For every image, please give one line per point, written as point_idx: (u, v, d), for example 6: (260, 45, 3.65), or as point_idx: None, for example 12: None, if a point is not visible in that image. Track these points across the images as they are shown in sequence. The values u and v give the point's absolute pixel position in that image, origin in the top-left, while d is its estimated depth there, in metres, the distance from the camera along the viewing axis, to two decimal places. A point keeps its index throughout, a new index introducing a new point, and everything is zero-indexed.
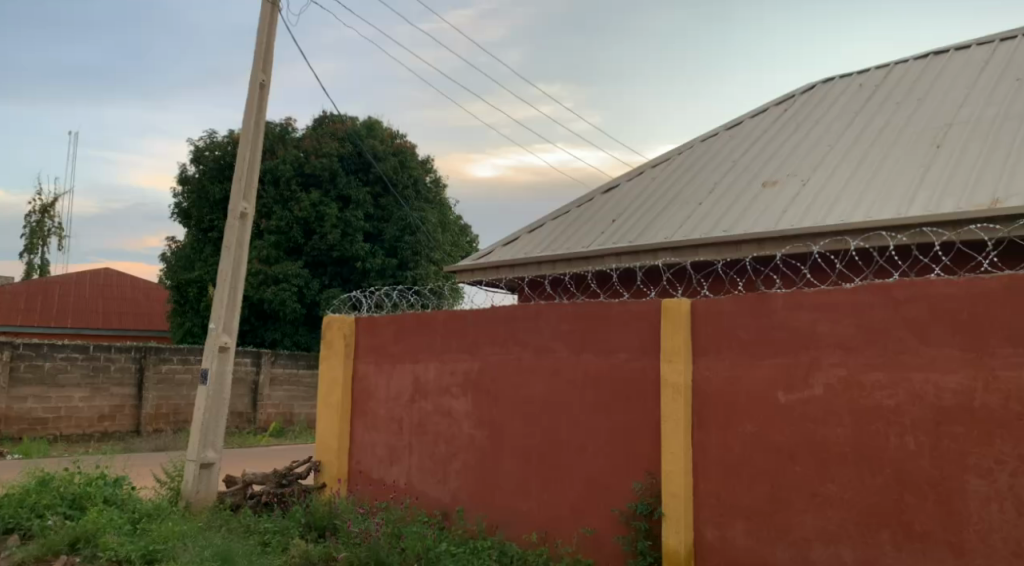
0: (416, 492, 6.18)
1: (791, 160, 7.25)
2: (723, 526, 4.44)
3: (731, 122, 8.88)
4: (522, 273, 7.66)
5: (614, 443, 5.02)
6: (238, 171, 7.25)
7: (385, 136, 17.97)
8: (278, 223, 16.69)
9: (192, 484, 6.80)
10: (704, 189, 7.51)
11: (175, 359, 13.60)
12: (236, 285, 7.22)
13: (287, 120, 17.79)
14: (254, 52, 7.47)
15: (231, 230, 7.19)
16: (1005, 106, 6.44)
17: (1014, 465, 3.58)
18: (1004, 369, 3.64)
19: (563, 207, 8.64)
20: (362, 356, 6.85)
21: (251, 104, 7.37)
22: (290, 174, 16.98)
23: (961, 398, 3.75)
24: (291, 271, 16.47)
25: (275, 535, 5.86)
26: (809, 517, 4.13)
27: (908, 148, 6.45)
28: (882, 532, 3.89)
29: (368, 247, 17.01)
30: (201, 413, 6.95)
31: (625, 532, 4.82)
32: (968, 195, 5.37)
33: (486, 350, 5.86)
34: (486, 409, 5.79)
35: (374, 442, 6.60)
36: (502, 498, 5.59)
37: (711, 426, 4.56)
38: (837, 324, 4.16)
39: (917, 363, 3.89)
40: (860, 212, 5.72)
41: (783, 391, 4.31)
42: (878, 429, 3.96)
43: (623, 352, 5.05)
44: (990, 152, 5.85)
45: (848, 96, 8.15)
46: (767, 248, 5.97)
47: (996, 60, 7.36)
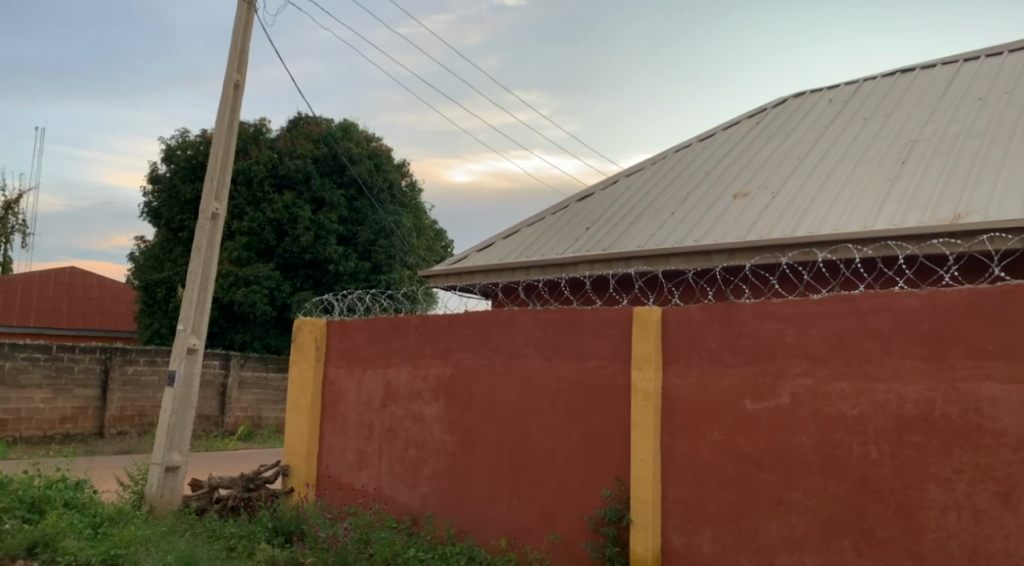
0: (385, 497, 6.17)
1: (762, 173, 7.36)
2: (690, 533, 4.50)
3: (703, 134, 9.01)
4: (496, 279, 7.69)
5: (584, 450, 5.05)
6: (210, 171, 7.21)
7: (360, 139, 17.95)
8: (249, 224, 16.60)
9: (156, 488, 6.73)
10: (676, 199, 7.60)
11: (141, 360, 13.45)
12: (206, 286, 7.15)
13: (261, 121, 17.62)
14: (229, 51, 7.43)
15: (203, 230, 7.14)
16: (967, 123, 6.61)
17: (971, 473, 3.67)
18: (964, 380, 3.74)
19: (538, 214, 8.70)
20: (334, 360, 6.83)
21: (224, 104, 7.33)
22: (263, 175, 16.82)
23: (922, 408, 3.83)
24: (262, 273, 16.35)
25: (241, 539, 5.81)
26: (775, 524, 4.19)
27: (875, 163, 6.59)
28: (844, 539, 3.96)
29: (341, 250, 16.97)
30: (167, 415, 6.89)
31: (594, 538, 4.86)
32: (932, 209, 5.50)
33: (458, 356, 5.88)
34: (458, 415, 5.80)
35: (344, 447, 6.57)
36: (472, 504, 5.60)
37: (681, 434, 4.62)
38: (804, 334, 4.24)
39: (880, 374, 3.98)
40: (828, 224, 5.83)
41: (750, 399, 4.38)
42: (842, 438, 4.04)
43: (594, 358, 5.10)
44: (954, 168, 5.99)
45: (818, 110, 8.30)
46: (737, 258, 6.06)
47: (959, 79, 7.55)
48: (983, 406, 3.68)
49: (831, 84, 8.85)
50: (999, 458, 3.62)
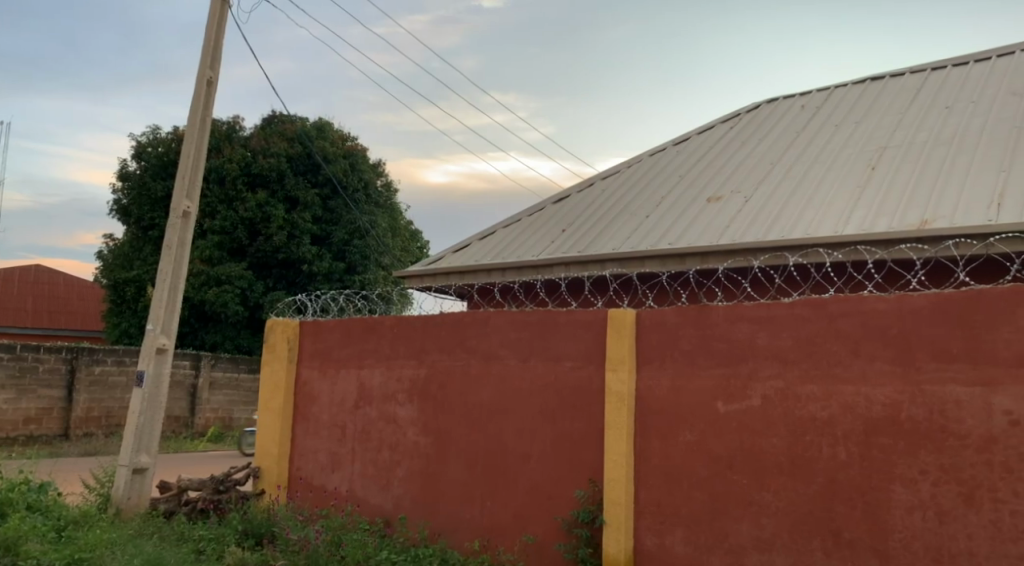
0: (357, 499, 6.16)
1: (735, 177, 7.45)
2: (662, 533, 4.54)
3: (678, 138, 9.09)
4: (472, 281, 7.70)
5: (558, 451, 5.08)
6: (182, 169, 7.14)
7: (335, 138, 17.85)
8: (222, 223, 16.40)
9: (123, 490, 6.65)
10: (651, 203, 7.66)
11: (108, 361, 13.29)
12: (177, 286, 7.08)
13: (234, 119, 17.44)
14: (203, 48, 7.37)
15: (174, 228, 7.07)
16: (935, 131, 6.74)
17: (936, 475, 3.74)
18: (929, 383, 3.82)
19: (514, 216, 8.73)
20: (307, 361, 6.79)
21: (197, 101, 7.27)
22: (236, 174, 16.62)
23: (889, 410, 3.91)
24: (234, 273, 16.21)
25: (211, 542, 5.76)
26: (745, 525, 4.25)
27: (846, 168, 6.70)
28: (813, 539, 4.02)
29: (315, 250, 16.91)
30: (136, 416, 6.81)
31: (567, 540, 4.89)
32: (900, 215, 5.60)
33: (433, 357, 5.88)
34: (432, 416, 5.80)
35: (317, 449, 6.54)
36: (445, 506, 5.60)
37: (654, 435, 4.67)
38: (775, 337, 4.30)
39: (849, 377, 4.04)
40: (799, 228, 5.92)
41: (722, 401, 4.43)
42: (812, 440, 4.10)
43: (569, 360, 5.12)
44: (922, 174, 6.11)
45: (790, 116, 8.41)
46: (710, 262, 6.12)
47: (926, 88, 7.69)
48: (948, 408, 3.76)
49: (803, 90, 8.98)
50: (963, 459, 3.70)
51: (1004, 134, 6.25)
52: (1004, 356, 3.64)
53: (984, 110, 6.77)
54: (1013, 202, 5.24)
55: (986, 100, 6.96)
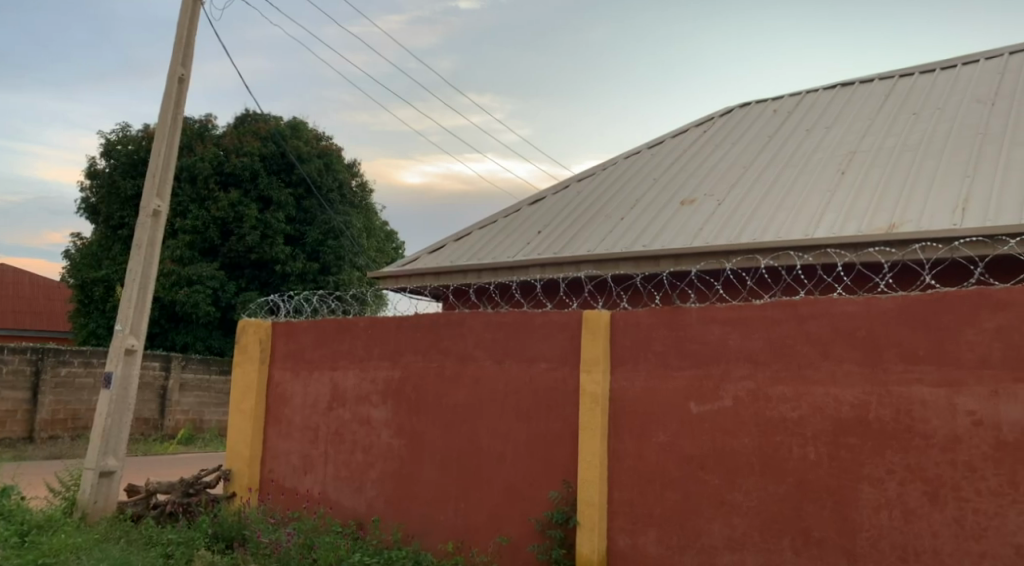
0: (330, 501, 6.13)
1: (708, 180, 7.53)
2: (635, 534, 4.58)
3: (652, 141, 9.17)
4: (447, 282, 7.71)
5: (532, 452, 5.10)
6: (152, 167, 7.07)
7: (310, 137, 17.75)
8: (193, 223, 16.21)
9: (89, 494, 6.57)
10: (626, 205, 7.72)
11: (75, 362, 13.09)
12: (146, 286, 7.01)
13: (206, 117, 17.28)
14: (174, 45, 7.31)
15: (144, 227, 6.99)
16: (903, 136, 6.86)
17: (902, 474, 3.82)
18: (896, 384, 3.89)
19: (489, 217, 8.75)
20: (279, 363, 6.75)
21: (168, 98, 7.20)
22: (208, 173, 16.45)
23: (857, 411, 3.98)
24: (206, 273, 16.05)
25: (179, 546, 5.68)
26: (716, 524, 4.30)
27: (817, 172, 6.80)
28: (783, 539, 4.08)
29: (289, 250, 16.82)
30: (103, 418, 6.72)
31: (541, 541, 4.91)
32: (869, 218, 5.69)
33: (408, 358, 5.88)
34: (406, 418, 5.80)
35: (289, 451, 6.51)
36: (419, 508, 5.61)
37: (628, 436, 4.71)
38: (747, 339, 4.36)
39: (819, 378, 4.11)
40: (771, 231, 6.00)
41: (695, 402, 4.48)
42: (782, 440, 4.16)
43: (544, 361, 5.15)
44: (891, 178, 6.22)
45: (762, 121, 8.52)
46: (683, 264, 6.19)
47: (894, 95, 7.83)
48: (914, 408, 3.83)
49: (776, 95, 9.09)
50: (928, 458, 3.77)
51: (969, 139, 6.38)
52: (969, 357, 3.73)
53: (950, 117, 6.90)
54: (977, 207, 5.35)
55: (952, 107, 7.09)
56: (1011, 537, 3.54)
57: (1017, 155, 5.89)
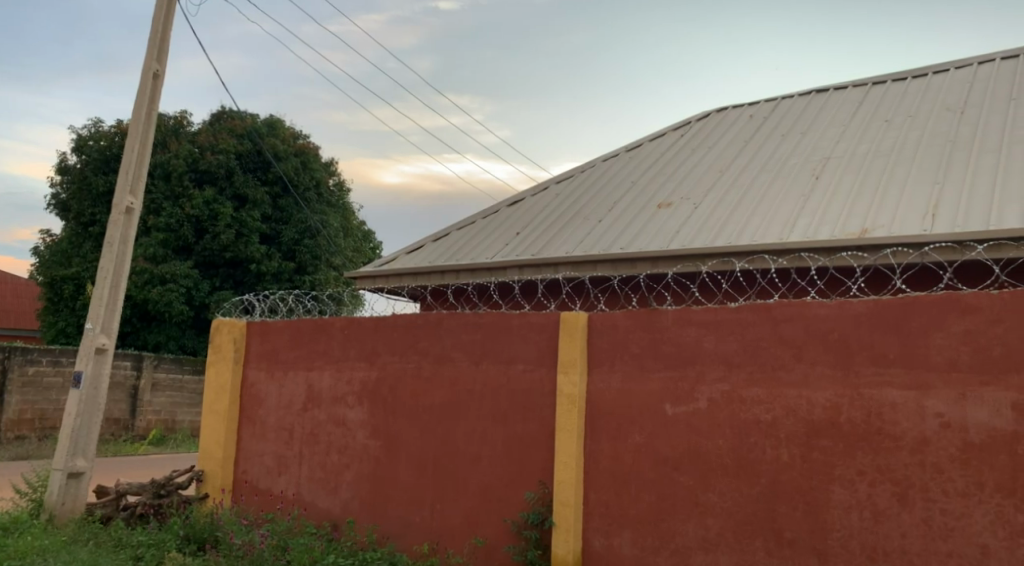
0: (305, 503, 6.11)
1: (685, 184, 7.60)
2: (610, 535, 4.62)
3: (630, 144, 9.24)
4: (425, 282, 7.72)
5: (508, 454, 5.12)
6: (126, 163, 7.00)
7: (287, 136, 17.65)
8: (166, 220, 16.01)
9: (57, 496, 6.48)
10: (603, 208, 7.76)
11: (43, 361, 12.90)
12: (118, 284, 6.93)
13: (181, 114, 17.11)
14: (149, 40, 7.24)
15: (115, 224, 6.91)
16: (876, 142, 6.97)
17: (872, 475, 3.88)
18: (868, 386, 3.95)
19: (468, 218, 8.76)
20: (254, 363, 6.71)
21: (143, 94, 7.13)
22: (183, 170, 16.30)
23: (830, 413, 4.03)
24: (179, 272, 15.89)
25: (149, 549, 5.63)
26: (691, 525, 4.34)
27: (791, 177, 6.89)
28: (756, 539, 4.13)
29: (264, 250, 16.71)
30: (72, 418, 6.64)
31: (516, 541, 4.93)
32: (842, 223, 5.78)
33: (384, 359, 5.87)
34: (383, 419, 5.79)
35: (263, 452, 6.47)
36: (394, 509, 5.60)
37: (604, 437, 4.74)
38: (721, 341, 4.41)
39: (792, 381, 4.17)
40: (745, 235, 6.07)
41: (670, 403, 4.53)
42: (756, 442, 4.21)
43: (521, 362, 5.17)
44: (863, 183, 6.32)
45: (738, 126, 8.60)
46: (660, 266, 6.24)
47: (867, 102, 7.94)
48: (884, 410, 3.90)
49: (752, 100, 9.19)
50: (897, 460, 3.83)
51: (939, 146, 6.49)
52: (937, 360, 3.80)
53: (921, 125, 7.01)
54: (946, 214, 5.44)
55: (922, 114, 7.22)
56: (977, 538, 3.61)
57: (986, 163, 6.00)
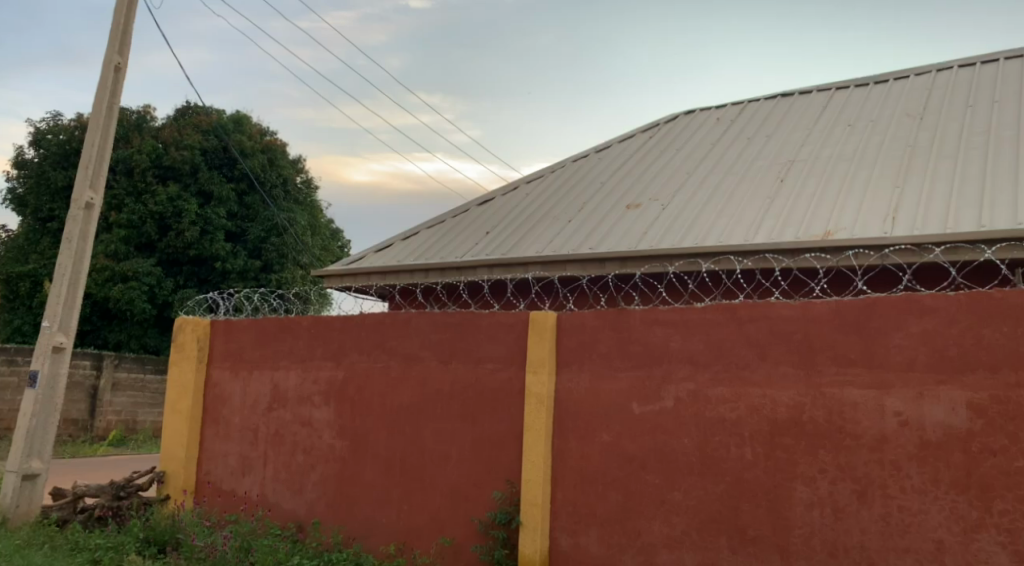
0: (269, 504, 6.07)
1: (653, 185, 7.67)
2: (577, 533, 4.66)
3: (599, 145, 9.30)
4: (394, 281, 7.71)
5: (476, 453, 5.14)
6: (85, 158, 6.87)
7: (254, 132, 17.47)
8: (129, 216, 15.77)
9: (11, 499, 6.34)
10: (572, 208, 7.81)
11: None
12: (77, 281, 6.80)
13: (145, 108, 16.86)
14: (111, 32, 7.13)
15: (74, 220, 6.79)
16: (840, 146, 7.11)
17: (833, 473, 3.96)
18: (830, 386, 4.04)
19: (437, 217, 8.75)
20: (218, 362, 6.64)
21: (104, 87, 7.01)
22: (146, 165, 16.07)
23: (792, 412, 4.11)
24: (141, 269, 15.67)
25: (108, 552, 5.51)
26: (656, 523, 4.40)
27: (757, 180, 6.99)
28: (720, 537, 4.19)
29: (230, 247, 16.53)
30: (28, 418, 6.52)
31: (483, 541, 4.95)
32: (806, 225, 5.88)
33: (351, 359, 5.85)
34: (350, 419, 5.77)
35: (227, 452, 6.41)
36: (360, 509, 5.58)
37: (572, 437, 4.78)
38: (688, 341, 4.47)
39: (756, 380, 4.23)
40: (712, 236, 6.15)
41: (638, 403, 4.58)
42: (721, 441, 4.28)
43: (490, 362, 5.19)
44: (827, 186, 6.43)
45: (706, 128, 8.71)
46: (628, 267, 6.30)
47: (831, 107, 8.09)
48: (845, 409, 3.98)
49: (720, 103, 9.31)
50: (858, 458, 3.92)
51: (900, 151, 6.63)
52: (896, 360, 3.89)
53: (882, 130, 7.16)
54: (906, 217, 5.57)
55: (884, 119, 7.37)
56: (932, 533, 3.70)
57: (943, 167, 6.14)
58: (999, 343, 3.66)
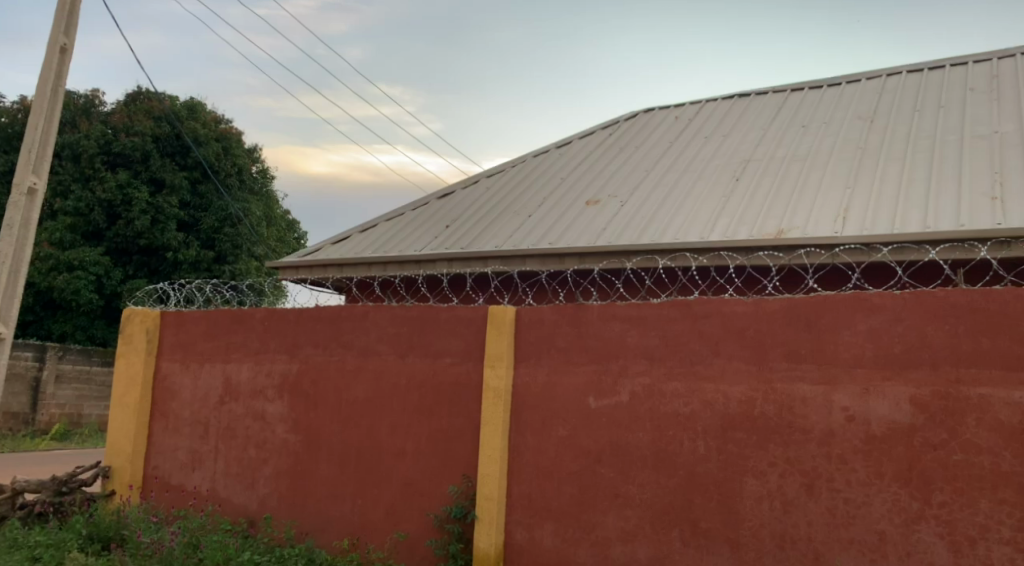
0: (219, 499, 5.99)
1: (611, 182, 7.73)
2: (532, 527, 4.69)
3: (560, 141, 9.35)
4: (351, 274, 7.66)
5: (432, 447, 5.14)
6: (28, 142, 6.68)
7: (209, 119, 17.06)
8: (75, 204, 15.47)
9: None
10: (530, 204, 7.84)
11: None
12: (18, 271, 6.59)
13: (93, 93, 16.50)
14: (56, 12, 6.97)
15: (16, 207, 6.59)
16: (794, 146, 7.25)
17: (783, 466, 4.05)
18: (780, 381, 4.13)
19: (397, 210, 8.72)
20: (167, 354, 6.52)
21: (49, 67, 6.84)
22: (94, 151, 15.73)
23: (744, 407, 4.19)
24: (88, 259, 15.30)
25: (49, 549, 5.35)
26: (610, 517, 4.45)
27: (713, 178, 7.10)
28: (673, 530, 4.26)
29: (182, 238, 16.17)
30: None
31: (438, 535, 4.96)
32: (760, 224, 5.99)
33: (306, 352, 5.80)
34: (305, 412, 5.72)
35: (175, 447, 6.30)
36: (315, 503, 5.55)
37: (528, 430, 4.81)
38: (644, 336, 4.54)
39: (709, 374, 4.31)
40: (668, 233, 6.23)
41: (594, 397, 4.63)
42: (675, 434, 4.35)
43: (448, 356, 5.19)
44: (781, 186, 6.56)
45: (664, 126, 8.82)
46: (587, 262, 6.36)
47: (786, 108, 8.24)
48: (795, 404, 4.08)
49: (678, 103, 9.42)
50: (806, 452, 4.02)
51: (852, 152, 6.79)
52: (845, 357, 4.00)
53: (834, 132, 7.30)
54: (856, 217, 5.70)
55: (836, 121, 7.54)
56: (876, 525, 3.81)
57: (891, 170, 6.29)
58: (942, 341, 3.79)
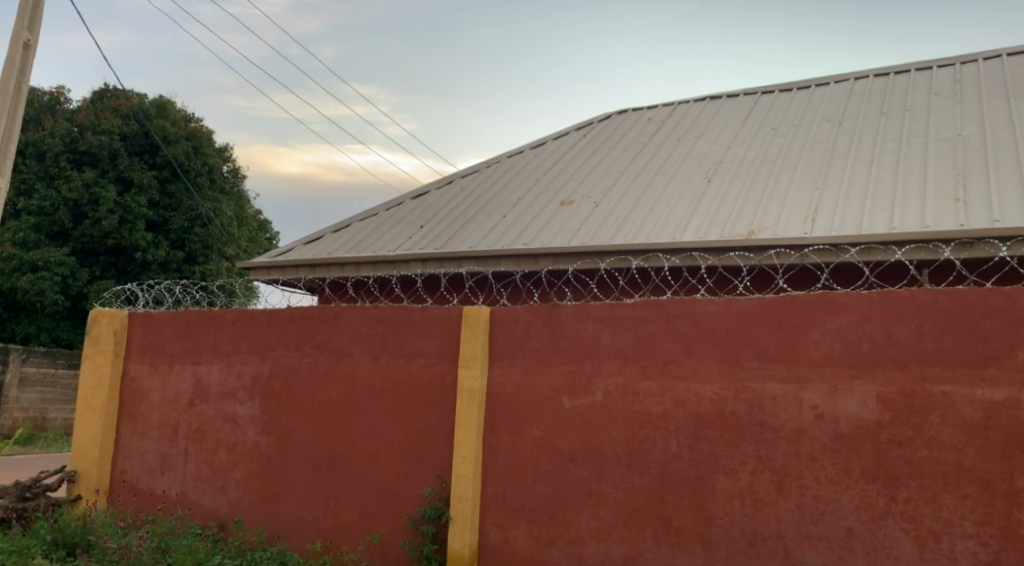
0: (189, 502, 5.93)
1: (585, 183, 7.78)
2: (506, 527, 4.71)
3: (534, 142, 9.38)
4: (324, 274, 7.62)
5: (406, 448, 5.14)
6: None
7: (178, 117, 16.80)
8: (39, 203, 15.21)
9: None
10: (505, 204, 7.86)
11: None
12: None
13: (58, 90, 16.25)
14: (19, 9, 6.87)
15: None
16: (764, 148, 7.35)
17: (753, 464, 4.11)
18: (751, 380, 4.18)
19: (370, 210, 8.69)
20: (135, 356, 6.45)
21: (13, 63, 6.72)
22: (59, 150, 15.51)
23: (716, 406, 4.24)
24: (54, 259, 15.04)
25: (14, 555, 5.26)
26: (584, 516, 4.48)
27: (685, 179, 7.17)
28: (645, 528, 4.30)
29: (150, 238, 15.96)
30: None
31: (412, 537, 4.96)
32: (731, 225, 6.06)
33: (278, 354, 5.76)
34: (277, 413, 5.68)
35: (144, 450, 6.23)
36: (287, 506, 5.51)
37: (502, 431, 4.83)
38: (617, 336, 4.57)
39: (682, 374, 4.35)
40: (641, 234, 6.28)
41: (568, 397, 4.65)
42: (647, 433, 4.39)
43: (422, 357, 5.19)
44: (752, 187, 6.65)
45: (638, 128, 8.89)
46: (561, 263, 6.40)
47: (757, 110, 8.35)
48: (765, 403, 4.13)
49: (651, 104, 9.50)
50: (777, 450, 4.07)
51: (821, 154, 6.90)
52: (814, 356, 4.06)
53: (803, 134, 7.41)
54: (824, 217, 5.80)
55: (806, 123, 7.65)
56: (844, 521, 3.88)
57: (859, 171, 6.41)
58: (907, 340, 3.86)
